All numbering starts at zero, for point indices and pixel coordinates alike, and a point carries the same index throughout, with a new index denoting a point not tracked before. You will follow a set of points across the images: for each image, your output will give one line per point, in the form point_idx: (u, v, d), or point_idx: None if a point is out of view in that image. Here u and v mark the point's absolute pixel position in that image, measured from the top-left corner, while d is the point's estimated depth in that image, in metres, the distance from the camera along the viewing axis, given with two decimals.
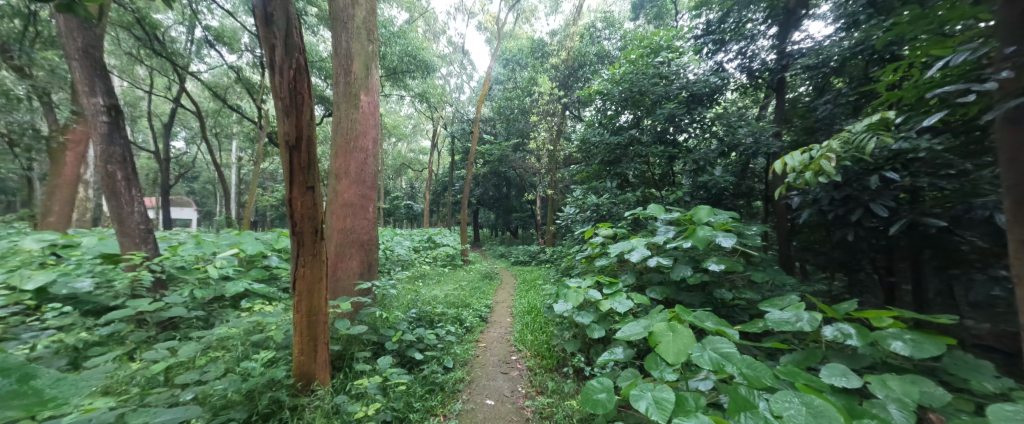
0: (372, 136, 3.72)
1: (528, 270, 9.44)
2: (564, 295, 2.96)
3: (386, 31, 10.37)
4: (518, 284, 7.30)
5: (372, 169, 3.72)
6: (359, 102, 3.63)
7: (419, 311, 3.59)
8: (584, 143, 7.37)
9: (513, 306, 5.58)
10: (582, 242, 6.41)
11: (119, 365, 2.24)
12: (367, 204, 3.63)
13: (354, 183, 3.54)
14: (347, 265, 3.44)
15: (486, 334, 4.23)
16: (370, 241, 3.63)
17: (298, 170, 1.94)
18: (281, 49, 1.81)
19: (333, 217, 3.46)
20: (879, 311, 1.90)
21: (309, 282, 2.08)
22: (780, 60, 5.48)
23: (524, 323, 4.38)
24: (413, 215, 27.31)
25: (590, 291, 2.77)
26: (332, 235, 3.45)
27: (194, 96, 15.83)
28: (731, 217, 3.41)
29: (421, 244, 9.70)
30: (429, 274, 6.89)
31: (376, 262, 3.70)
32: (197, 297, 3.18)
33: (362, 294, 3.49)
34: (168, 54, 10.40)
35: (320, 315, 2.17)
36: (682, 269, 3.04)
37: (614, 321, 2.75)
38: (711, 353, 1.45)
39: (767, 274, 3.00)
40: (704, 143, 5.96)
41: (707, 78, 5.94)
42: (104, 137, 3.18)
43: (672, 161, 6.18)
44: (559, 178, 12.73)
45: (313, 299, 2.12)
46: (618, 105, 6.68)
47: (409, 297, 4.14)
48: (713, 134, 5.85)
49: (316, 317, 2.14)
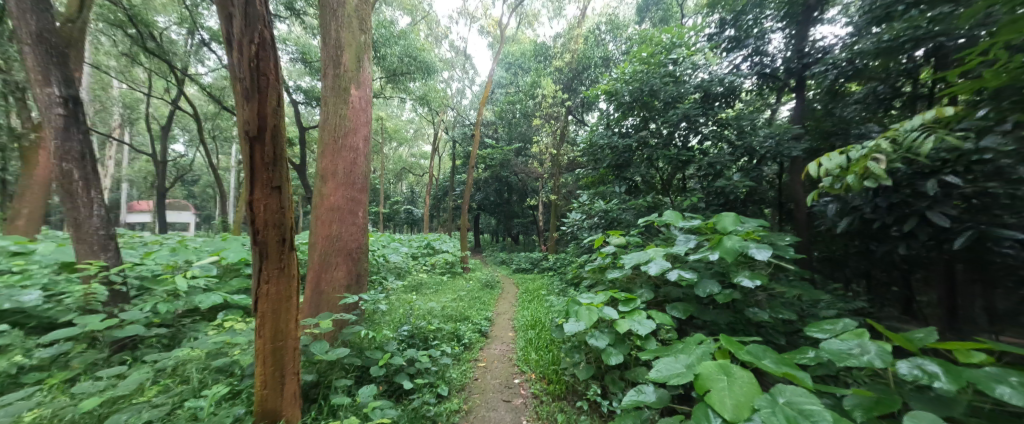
0: (363, 134, 3.40)
1: (530, 278, 9.08)
2: (576, 314, 2.60)
3: (385, 31, 10.06)
4: (521, 294, 6.91)
5: (363, 169, 3.39)
6: (349, 96, 3.31)
7: (412, 327, 3.22)
8: (591, 146, 7.04)
9: (515, 318, 5.22)
10: (588, 251, 6.06)
11: (49, 398, 1.89)
12: (356, 209, 3.29)
13: (340, 185, 3.20)
14: (332, 276, 3.09)
15: (486, 352, 3.87)
16: (358, 249, 3.28)
17: (260, 167, 1.60)
18: (239, 19, 1.49)
19: (318, 222, 3.12)
20: (969, 344, 1.52)
21: (274, 300, 1.74)
22: (801, 59, 5.27)
23: (528, 339, 4.00)
24: (413, 220, 26.98)
25: (605, 309, 2.42)
26: (317, 243, 3.11)
27: (193, 97, 15.62)
28: (760, 226, 3.06)
29: (420, 250, 9.37)
30: (426, 284, 6.50)
31: (365, 273, 3.35)
32: (162, 312, 2.83)
33: (348, 309, 3.12)
34: (163, 55, 10.17)
35: (289, 340, 1.83)
36: (708, 285, 2.68)
37: (633, 345, 2.39)
38: (785, 411, 1.07)
39: (806, 291, 2.64)
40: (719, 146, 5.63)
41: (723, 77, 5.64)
42: (59, 131, 2.88)
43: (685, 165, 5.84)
44: (562, 183, 12.39)
45: (279, 321, 1.77)
46: (627, 107, 6.37)
47: (402, 311, 3.79)
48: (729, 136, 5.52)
49: (283, 342, 1.80)
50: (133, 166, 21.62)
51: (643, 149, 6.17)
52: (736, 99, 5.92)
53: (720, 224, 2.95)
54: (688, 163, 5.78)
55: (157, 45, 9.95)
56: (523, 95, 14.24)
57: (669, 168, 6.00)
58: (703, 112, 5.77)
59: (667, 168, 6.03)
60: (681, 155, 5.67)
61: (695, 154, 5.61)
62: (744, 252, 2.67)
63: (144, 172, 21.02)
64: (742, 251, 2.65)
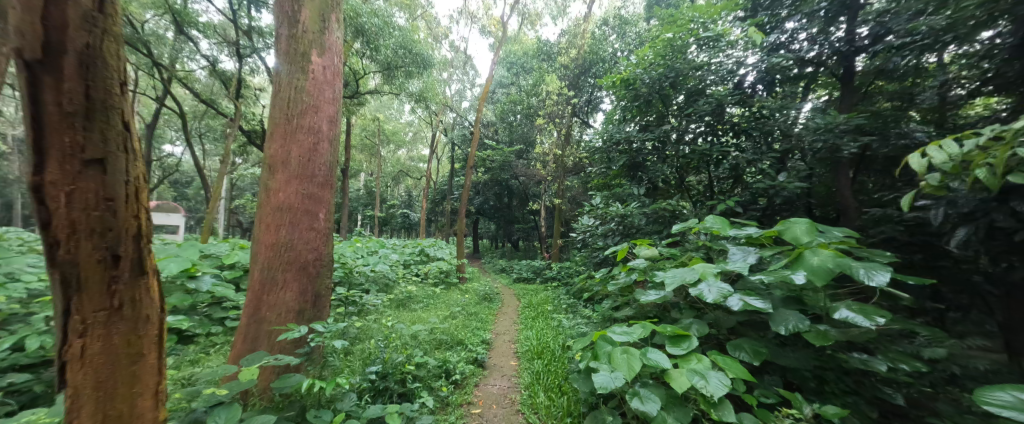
0: (330, 113, 2.66)
1: (532, 290, 8.31)
2: (608, 358, 1.86)
3: (378, 19, 8.94)
4: (524, 309, 6.11)
5: (326, 158, 2.62)
6: (308, 63, 2.55)
7: (387, 365, 2.48)
8: (603, 143, 6.30)
9: (517, 341, 4.46)
10: (600, 262, 5.32)
11: None
12: (316, 209, 2.52)
13: (295, 177, 2.44)
14: (277, 297, 2.29)
15: (482, 389, 3.11)
16: (317, 262, 2.51)
17: (59, 129, 0.97)
18: None
19: (262, 225, 2.35)
20: None
21: (108, 344, 1.12)
22: (850, 41, 4.41)
23: (535, 373, 3.25)
24: (410, 225, 26.20)
25: (653, 355, 1.69)
26: (260, 251, 2.34)
27: (178, 94, 14.83)
28: (846, 236, 2.33)
29: (413, 258, 8.62)
30: (415, 299, 5.71)
31: (326, 294, 2.57)
32: (36, 347, 2.09)
33: (298, 343, 2.35)
34: (137, 44, 9.38)
35: (142, 400, 1.22)
36: (791, 319, 1.94)
37: (696, 410, 1.65)
38: None
39: (927, 328, 1.90)
40: (753, 143, 4.91)
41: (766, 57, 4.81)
42: None
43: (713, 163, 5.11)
44: (566, 187, 11.66)
45: (117, 374, 1.15)
46: (649, 96, 5.60)
47: (374, 339, 3.05)
48: (767, 129, 4.74)
49: (128, 406, 1.18)
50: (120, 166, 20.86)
51: (664, 144, 5.47)
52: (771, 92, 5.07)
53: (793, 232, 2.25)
54: (717, 160, 5.05)
55: (131, 31, 9.14)
56: (525, 95, 13.55)
57: (693, 165, 5.32)
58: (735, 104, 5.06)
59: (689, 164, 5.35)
60: (711, 150, 4.93)
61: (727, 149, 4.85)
62: (840, 273, 1.94)
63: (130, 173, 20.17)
64: (841, 272, 1.91)
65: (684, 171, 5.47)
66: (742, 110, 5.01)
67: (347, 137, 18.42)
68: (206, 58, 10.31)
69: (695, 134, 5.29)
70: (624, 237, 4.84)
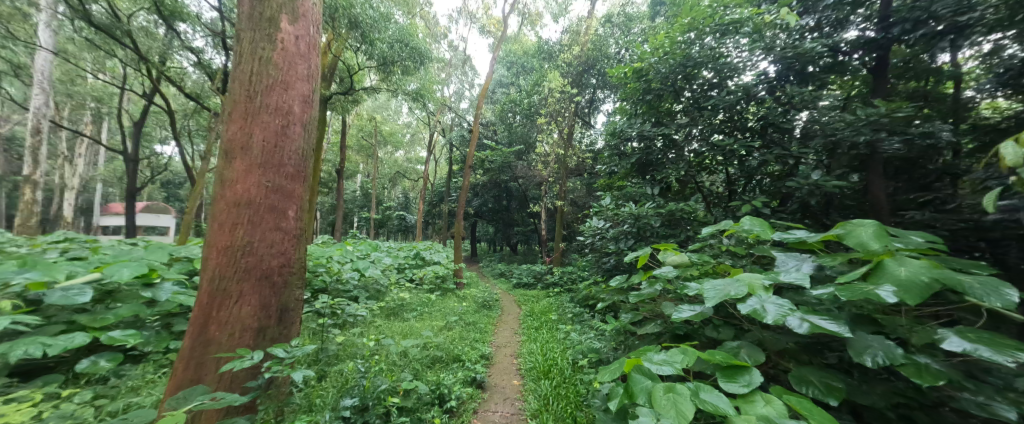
0: (304, 91, 2.24)
1: (532, 296, 7.89)
2: (648, 397, 1.43)
3: (373, 11, 8.44)
4: (526, 318, 5.68)
5: (298, 145, 2.19)
6: (276, 30, 2.13)
7: (367, 396, 2.05)
8: (612, 139, 5.88)
9: (520, 356, 4.04)
10: (608, 269, 4.92)
11: None
12: (283, 205, 2.09)
13: (256, 165, 2.00)
14: (228, 313, 1.84)
15: (481, 417, 2.68)
16: (283, 269, 2.07)
17: None
18: None
19: (213, 223, 1.90)
20: None
21: None
22: (886, 28, 3.99)
23: (543, 397, 2.84)
24: (407, 227, 25.70)
25: (710, 399, 1.27)
26: (210, 255, 1.89)
27: (166, 91, 14.34)
28: (926, 241, 1.91)
29: (408, 261, 8.19)
30: (409, 308, 5.27)
31: (292, 308, 2.13)
32: None
33: (253, 374, 1.88)
34: (118, 36, 8.88)
35: None
36: (879, 347, 1.51)
37: None
38: None
39: None
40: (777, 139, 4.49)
41: (794, 42, 4.36)
42: None
43: (733, 161, 4.66)
44: (568, 188, 11.23)
45: None
46: (663, 88, 5.21)
47: (353, 360, 2.61)
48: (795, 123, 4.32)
49: None
50: (108, 166, 20.26)
51: (680, 139, 5.05)
52: (800, 84, 4.57)
53: (861, 236, 1.84)
54: (738, 157, 4.60)
55: (109, 20, 8.58)
56: (526, 94, 13.09)
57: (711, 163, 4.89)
58: (760, 96, 4.61)
59: (707, 162, 4.93)
60: (732, 145, 4.47)
61: (751, 144, 4.37)
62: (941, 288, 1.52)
63: (119, 172, 19.59)
64: (944, 286, 1.49)
65: (700, 169, 5.04)
66: (768, 102, 4.57)
67: (342, 137, 17.93)
68: (193, 51, 9.84)
69: (713, 128, 4.87)
70: (638, 242, 4.42)
